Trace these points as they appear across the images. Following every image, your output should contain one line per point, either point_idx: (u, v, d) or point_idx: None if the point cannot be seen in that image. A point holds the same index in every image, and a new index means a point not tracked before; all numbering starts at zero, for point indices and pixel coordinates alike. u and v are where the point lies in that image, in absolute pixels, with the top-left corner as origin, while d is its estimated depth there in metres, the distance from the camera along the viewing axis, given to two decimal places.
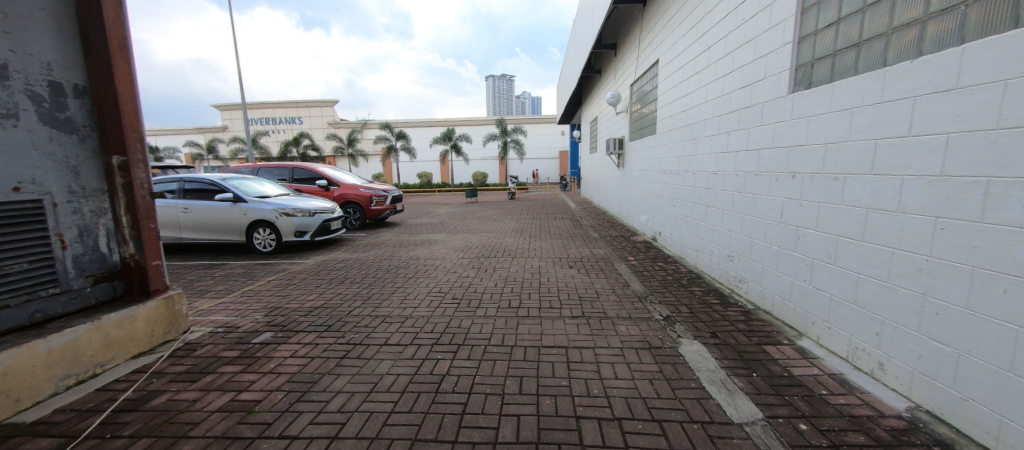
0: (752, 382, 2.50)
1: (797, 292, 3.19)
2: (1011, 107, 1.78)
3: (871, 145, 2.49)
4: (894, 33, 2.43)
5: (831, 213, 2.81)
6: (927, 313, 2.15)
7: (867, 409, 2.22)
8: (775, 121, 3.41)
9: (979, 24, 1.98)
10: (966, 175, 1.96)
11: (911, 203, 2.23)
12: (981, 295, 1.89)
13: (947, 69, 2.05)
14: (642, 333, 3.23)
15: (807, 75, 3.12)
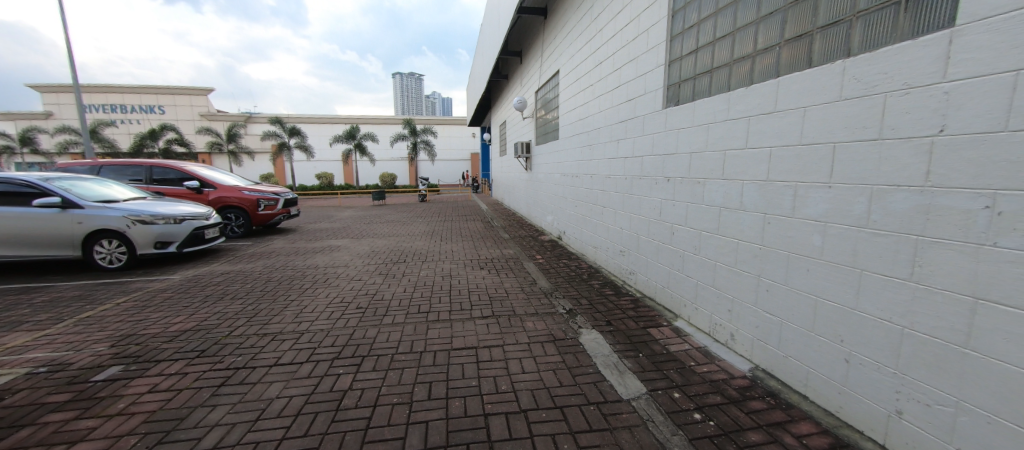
0: (638, 362, 2.84)
1: (672, 280, 3.70)
2: (807, 129, 2.33)
3: (721, 155, 3.03)
4: (734, 64, 2.99)
5: (696, 212, 3.33)
6: (761, 290, 2.68)
7: (722, 373, 2.68)
8: (653, 132, 3.92)
9: (788, 63, 2.55)
10: (782, 180, 2.50)
11: (748, 203, 2.76)
12: (793, 274, 2.43)
13: (769, 97, 2.59)
14: (547, 327, 3.43)
15: (675, 93, 3.65)
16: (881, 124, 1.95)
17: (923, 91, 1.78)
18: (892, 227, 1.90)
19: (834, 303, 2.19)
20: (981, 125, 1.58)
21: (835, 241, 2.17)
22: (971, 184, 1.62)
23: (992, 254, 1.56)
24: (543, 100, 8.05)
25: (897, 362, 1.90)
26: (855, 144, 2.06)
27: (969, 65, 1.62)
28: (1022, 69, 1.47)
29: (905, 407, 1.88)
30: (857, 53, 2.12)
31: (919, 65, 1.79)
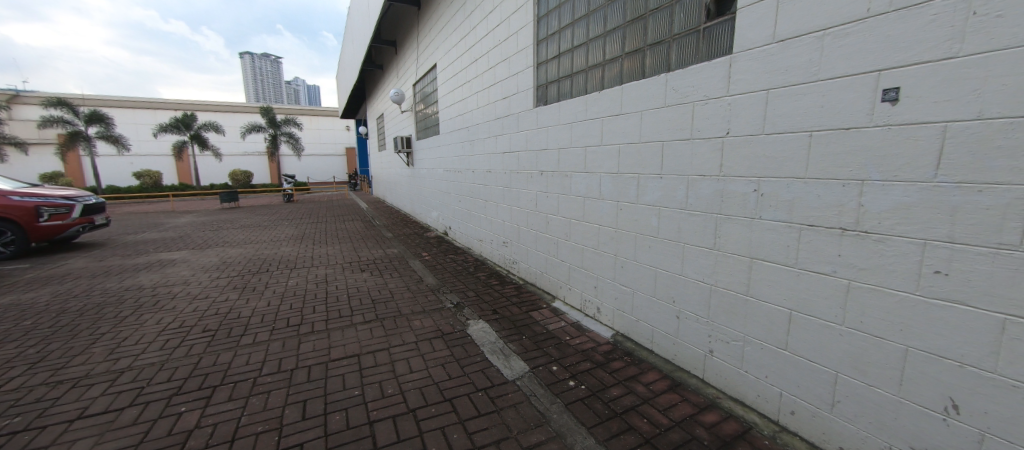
0: (522, 344, 3.04)
1: (549, 265, 4.05)
2: (644, 129, 2.80)
3: (583, 151, 3.42)
4: (589, 70, 3.39)
5: (565, 202, 3.69)
6: (618, 267, 3.13)
7: (591, 343, 3.06)
8: (526, 129, 4.20)
9: (628, 73, 3.01)
10: (628, 172, 2.96)
11: (605, 192, 3.20)
12: (640, 251, 2.91)
13: (616, 100, 3.03)
14: (435, 323, 3.42)
15: (543, 94, 3.97)
16: (692, 127, 2.46)
17: (716, 101, 2.31)
18: (702, 207, 2.43)
19: (667, 271, 2.70)
20: (750, 128, 2.14)
21: (666, 221, 2.67)
22: (746, 173, 2.17)
23: (759, 223, 2.13)
24: (422, 93, 7.85)
25: (708, 312, 2.44)
26: (676, 142, 2.56)
27: (742, 83, 2.16)
28: (770, 89, 2.03)
29: (714, 346, 2.43)
30: (674, 68, 2.64)
31: (713, 81, 2.31)
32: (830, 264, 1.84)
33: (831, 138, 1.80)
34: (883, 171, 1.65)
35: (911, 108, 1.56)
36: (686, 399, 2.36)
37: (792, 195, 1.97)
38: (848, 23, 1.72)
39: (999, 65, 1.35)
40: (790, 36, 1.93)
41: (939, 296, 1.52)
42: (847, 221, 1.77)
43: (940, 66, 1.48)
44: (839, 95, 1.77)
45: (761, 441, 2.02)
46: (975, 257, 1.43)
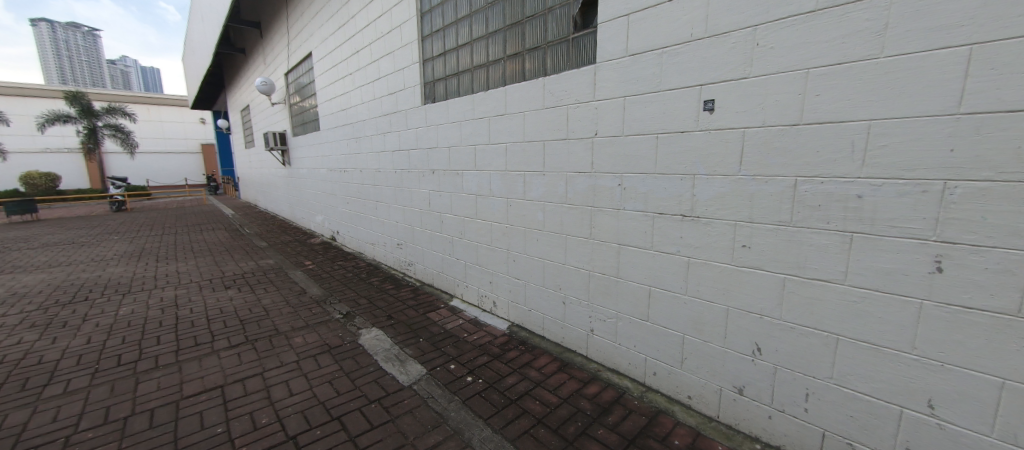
0: (419, 346, 2.97)
1: (445, 264, 4.03)
2: (527, 129, 2.96)
3: (472, 149, 3.47)
4: (475, 70, 3.46)
5: (458, 200, 3.71)
6: (510, 261, 3.27)
7: (488, 337, 3.14)
8: (415, 126, 4.08)
9: (510, 75, 3.16)
10: (515, 170, 3.10)
11: (495, 189, 3.31)
12: (529, 244, 3.08)
13: (500, 101, 3.14)
14: (321, 337, 3.12)
15: (431, 91, 3.92)
16: (567, 128, 2.69)
17: (585, 105, 2.56)
18: (578, 201, 2.68)
19: (553, 261, 2.92)
20: (613, 130, 2.42)
21: (550, 215, 2.89)
22: (611, 169, 2.47)
23: (623, 214, 2.44)
24: (296, 84, 7.03)
25: (588, 295, 2.71)
26: (555, 142, 2.78)
27: (605, 90, 2.44)
28: (626, 96, 2.33)
29: (594, 326, 2.71)
30: (550, 73, 2.85)
31: (582, 87, 2.56)
32: (676, 244, 2.21)
33: (671, 140, 2.16)
34: (707, 167, 2.03)
35: (722, 116, 1.95)
36: (572, 376, 2.59)
37: (646, 188, 2.30)
38: (678, 44, 2.07)
39: (773, 85, 1.78)
40: (639, 51, 2.25)
41: (746, 264, 1.95)
42: (685, 208, 2.14)
43: (739, 83, 1.88)
44: (675, 104, 2.12)
45: (632, 402, 2.32)
46: (766, 232, 1.86)
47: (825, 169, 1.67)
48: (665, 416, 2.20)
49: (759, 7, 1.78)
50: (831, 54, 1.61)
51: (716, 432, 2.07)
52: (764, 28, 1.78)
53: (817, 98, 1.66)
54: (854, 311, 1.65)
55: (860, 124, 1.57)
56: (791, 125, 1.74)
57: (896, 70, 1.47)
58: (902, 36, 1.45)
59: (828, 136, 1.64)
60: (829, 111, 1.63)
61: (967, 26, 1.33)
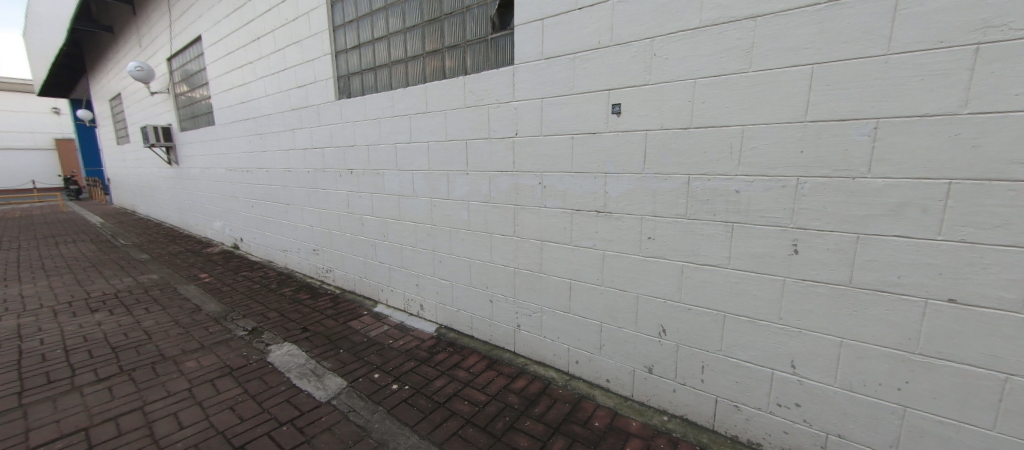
0: (338, 358, 2.78)
1: (367, 269, 3.82)
2: (449, 127, 2.92)
3: (393, 148, 3.33)
4: (393, 66, 3.33)
5: (379, 201, 3.54)
6: (436, 262, 3.21)
7: (415, 341, 3.06)
8: (329, 123, 3.80)
9: (430, 73, 3.10)
10: (438, 169, 3.05)
11: (418, 189, 3.22)
12: (455, 244, 3.06)
13: (420, 98, 3.05)
14: (220, 359, 2.77)
15: (346, 85, 3.69)
16: (488, 127, 2.71)
17: (505, 106, 2.60)
18: (502, 200, 2.72)
19: (479, 260, 2.93)
20: (531, 130, 2.50)
21: (475, 214, 2.89)
22: (531, 168, 2.54)
23: (544, 211, 2.53)
24: (182, 71, 6.12)
25: (513, 292, 2.77)
26: (477, 141, 2.78)
27: (523, 91, 2.50)
28: (543, 98, 2.42)
29: (520, 321, 2.77)
30: (470, 72, 2.85)
31: (501, 87, 2.60)
32: (591, 239, 2.35)
33: (584, 140, 2.29)
34: (616, 166, 2.19)
35: (628, 119, 2.12)
36: (500, 373, 2.62)
37: (563, 186, 2.41)
38: (588, 50, 2.20)
39: (668, 92, 1.97)
40: (553, 55, 2.34)
41: (651, 254, 2.14)
42: (598, 205, 2.29)
43: (640, 90, 2.05)
44: (587, 106, 2.25)
45: (557, 391, 2.42)
46: (666, 224, 2.07)
47: (711, 167, 1.90)
48: (587, 401, 2.33)
49: (655, 21, 1.97)
50: (713, 67, 1.83)
51: (630, 410, 2.25)
52: (659, 41, 1.96)
53: (703, 105, 1.88)
54: (736, 290, 1.91)
55: (736, 129, 1.81)
56: (683, 129, 1.95)
57: (761, 83, 1.73)
58: (764, 54, 1.71)
59: (713, 138, 1.87)
60: (712, 116, 1.86)
61: (809, 49, 1.61)
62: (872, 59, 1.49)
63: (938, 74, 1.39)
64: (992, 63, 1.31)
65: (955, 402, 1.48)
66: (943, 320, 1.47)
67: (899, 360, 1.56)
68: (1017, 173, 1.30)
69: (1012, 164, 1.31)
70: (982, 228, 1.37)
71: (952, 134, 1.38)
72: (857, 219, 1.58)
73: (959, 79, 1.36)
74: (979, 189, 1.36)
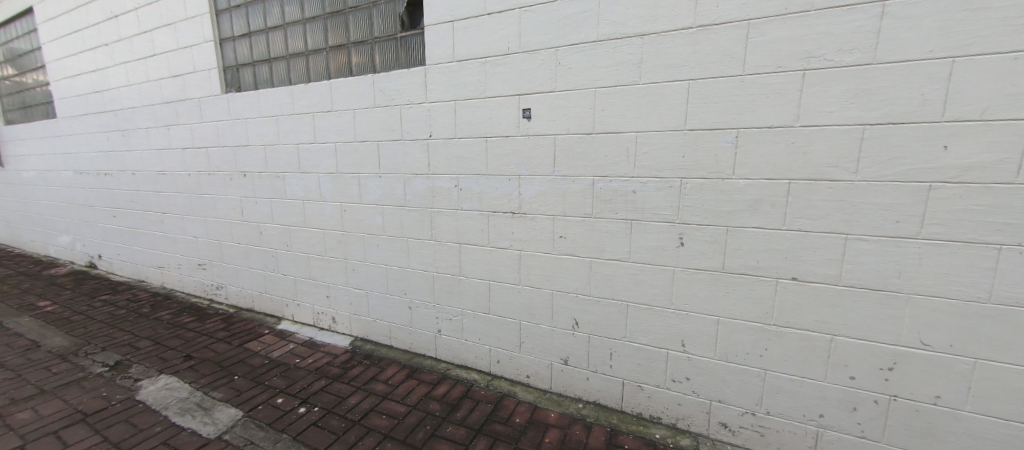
0: (232, 386, 2.46)
1: (268, 282, 3.44)
2: (357, 128, 2.76)
3: (294, 148, 3.05)
4: (291, 59, 3.09)
5: (280, 207, 3.22)
6: (348, 270, 3.02)
7: (326, 358, 2.83)
8: (214, 119, 3.35)
9: (336, 69, 2.90)
10: (347, 171, 2.86)
11: (325, 194, 2.99)
12: (368, 250, 2.90)
13: (325, 95, 2.84)
14: (69, 404, 2.27)
15: (234, 78, 3.33)
16: (400, 128, 2.61)
17: (417, 107, 2.54)
18: (417, 203, 2.65)
19: (396, 267, 2.82)
20: (446, 132, 2.47)
21: (389, 218, 2.77)
22: (447, 171, 2.52)
23: (461, 213, 2.52)
24: (6, 50, 4.90)
25: (432, 297, 2.72)
26: (389, 142, 2.67)
27: (436, 92, 2.46)
28: (455, 100, 2.41)
29: (441, 326, 2.73)
30: (380, 71, 2.73)
31: (412, 88, 2.53)
32: (508, 239, 2.40)
33: (498, 143, 2.33)
34: (528, 168, 2.27)
35: (538, 124, 2.21)
36: (420, 381, 2.55)
37: (479, 188, 2.43)
38: (498, 55, 2.25)
39: (573, 99, 2.10)
40: (464, 57, 2.34)
41: (563, 251, 2.26)
42: (513, 206, 2.35)
43: (548, 96, 2.16)
44: (499, 110, 2.30)
45: (479, 393, 2.42)
46: (575, 223, 2.20)
47: (612, 170, 2.07)
48: (508, 399, 2.38)
49: (559, 32, 2.08)
50: (610, 78, 2.00)
51: (549, 402, 2.34)
52: (563, 51, 2.08)
53: (603, 112, 2.04)
54: (636, 281, 2.10)
55: (631, 135, 1.99)
56: (587, 134, 2.09)
57: (649, 94, 1.93)
58: (651, 69, 1.91)
59: (612, 143, 2.04)
60: (611, 123, 2.03)
61: (686, 66, 1.84)
62: (732, 78, 1.76)
63: (779, 93, 1.69)
64: (813, 86, 1.63)
65: (800, 361, 1.81)
66: (790, 295, 1.79)
67: (760, 331, 1.87)
68: (833, 174, 1.64)
69: (829, 167, 1.64)
70: (812, 218, 1.70)
71: (790, 143, 1.69)
72: (727, 214, 1.85)
73: (792, 98, 1.67)
74: (809, 187, 1.68)
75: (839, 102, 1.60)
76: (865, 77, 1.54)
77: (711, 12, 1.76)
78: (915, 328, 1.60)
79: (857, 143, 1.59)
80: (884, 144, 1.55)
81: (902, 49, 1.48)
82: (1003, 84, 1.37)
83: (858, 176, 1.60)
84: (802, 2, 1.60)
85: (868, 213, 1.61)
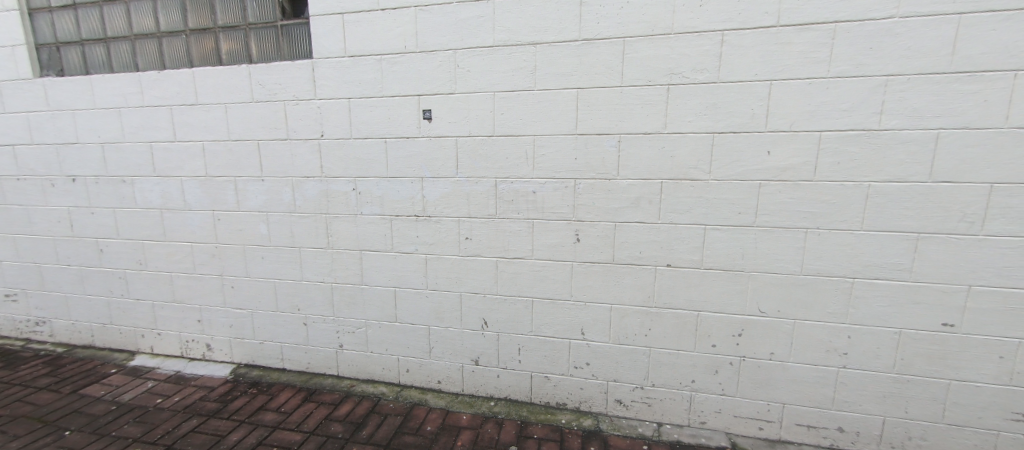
0: (62, 445, 1.97)
1: (115, 310, 2.84)
2: (231, 125, 2.42)
3: (146, 147, 2.55)
4: (137, 40, 2.60)
5: (128, 218, 2.67)
6: (226, 288, 2.64)
7: (199, 392, 2.43)
8: (23, 110, 2.65)
9: (200, 56, 2.51)
10: (220, 175, 2.49)
11: (193, 201, 2.56)
12: (251, 264, 2.57)
13: (186, 86, 2.43)
14: None
15: (55, 59, 2.71)
16: (286, 126, 2.36)
17: (305, 103, 2.32)
18: (309, 209, 2.42)
19: (286, 280, 2.54)
20: (339, 132, 2.30)
21: (277, 227, 2.49)
22: (342, 173, 2.34)
23: (361, 218, 2.37)
24: None
25: (332, 309, 2.51)
26: (271, 142, 2.39)
27: (326, 89, 2.28)
28: (349, 98, 2.26)
29: (342, 340, 2.54)
30: (257, 61, 2.43)
31: (298, 82, 2.30)
32: (413, 243, 2.33)
33: (397, 145, 2.24)
34: (431, 171, 2.24)
35: (439, 125, 2.18)
36: (320, 403, 2.33)
37: (380, 191, 2.31)
38: (394, 53, 2.17)
39: (472, 102, 2.12)
40: (357, 53, 2.21)
41: (469, 253, 2.27)
42: (417, 209, 2.29)
43: (448, 97, 2.15)
44: (397, 110, 2.21)
45: (387, 406, 2.31)
46: (480, 224, 2.23)
47: (512, 171, 2.14)
48: (419, 408, 2.31)
49: (455, 34, 2.08)
50: (507, 83, 2.07)
51: (460, 405, 2.33)
52: (462, 53, 2.09)
53: (502, 116, 2.10)
54: (539, 277, 2.21)
55: (529, 138, 2.09)
56: (488, 136, 2.13)
57: (544, 99, 2.04)
58: (544, 76, 2.02)
59: (511, 146, 2.11)
60: (511, 126, 2.10)
61: (574, 75, 1.99)
62: (613, 89, 1.95)
63: (650, 104, 1.92)
64: (676, 99, 1.89)
65: (676, 336, 2.09)
66: (665, 279, 2.05)
67: (644, 314, 2.11)
68: (694, 174, 1.93)
69: (691, 169, 1.93)
70: (680, 213, 1.98)
71: (661, 147, 1.94)
72: (614, 211, 2.05)
73: (661, 109, 1.91)
74: (677, 186, 1.95)
75: (695, 113, 1.88)
76: (713, 93, 1.84)
77: (593, 27, 1.93)
78: (755, 299, 1.97)
79: (709, 148, 1.89)
80: (728, 149, 1.87)
81: (737, 72, 1.81)
82: (803, 103, 1.76)
83: (711, 176, 1.91)
84: (664, 26, 1.85)
85: (720, 207, 1.93)
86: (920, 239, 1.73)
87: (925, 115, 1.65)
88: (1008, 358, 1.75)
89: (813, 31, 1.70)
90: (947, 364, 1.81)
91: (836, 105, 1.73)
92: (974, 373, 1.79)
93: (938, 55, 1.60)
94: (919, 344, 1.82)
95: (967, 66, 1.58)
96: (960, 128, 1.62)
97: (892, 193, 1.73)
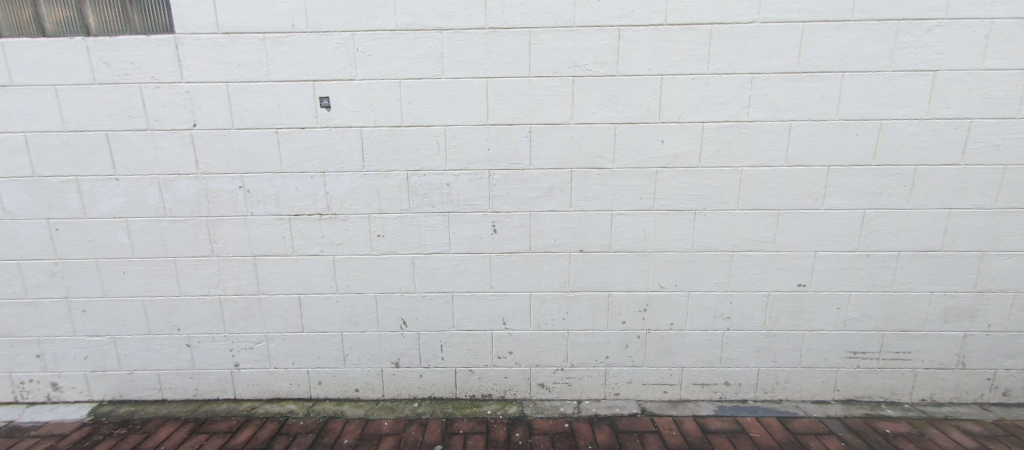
0: None
1: None
2: (64, 112, 1.95)
3: None
4: None
5: None
6: (76, 313, 2.18)
7: (45, 441, 1.99)
8: None
9: (11, 24, 1.96)
10: (55, 175, 2.01)
11: (16, 208, 2.03)
12: (110, 281, 2.14)
13: None
14: None
15: None
16: (145, 115, 1.97)
17: (169, 87, 1.95)
18: (184, 212, 2.07)
19: (160, 297, 2.17)
20: (217, 122, 1.99)
21: (143, 236, 2.09)
22: (224, 169, 2.04)
23: (252, 220, 2.09)
24: None
25: (223, 325, 2.21)
26: (126, 133, 1.99)
27: (196, 70, 1.94)
28: (227, 82, 1.96)
29: (239, 358, 2.26)
30: (96, 34, 1.96)
31: (158, 62, 1.93)
32: (318, 244, 2.13)
33: (292, 135, 2.01)
34: (334, 164, 2.04)
35: (339, 114, 2.00)
36: (213, 432, 2.05)
37: (275, 189, 2.06)
38: (280, 33, 1.92)
39: (377, 89, 1.98)
40: (234, 30, 1.91)
41: (381, 251, 2.14)
42: (320, 207, 2.08)
43: (348, 84, 1.97)
44: (290, 97, 1.98)
45: (296, 425, 2.10)
46: (393, 220, 2.11)
47: (424, 164, 2.05)
48: (334, 421, 2.14)
49: (352, 15, 1.91)
50: (413, 70, 1.95)
51: (381, 411, 2.22)
52: (361, 36, 1.92)
53: (410, 105, 1.99)
54: (458, 271, 2.17)
55: (441, 128, 2.01)
56: (396, 126, 2.01)
57: (453, 88, 1.97)
58: (452, 65, 1.95)
59: (422, 136, 2.02)
60: (420, 115, 2.00)
61: (482, 64, 1.95)
62: (521, 79, 1.96)
63: (558, 95, 1.97)
64: (581, 90, 1.96)
65: (590, 317, 2.21)
66: (579, 264, 2.15)
67: (561, 299, 2.19)
68: (600, 163, 2.02)
69: (597, 158, 2.02)
70: (589, 200, 2.07)
71: (569, 137, 2.00)
72: (529, 201, 2.08)
73: (567, 100, 1.97)
74: (586, 174, 2.04)
75: (598, 105, 1.97)
76: (613, 85, 1.94)
77: (500, 16, 1.90)
78: (656, 276, 2.15)
79: (613, 138, 2.00)
80: (628, 139, 2.00)
81: (633, 66, 1.92)
82: (689, 96, 1.94)
83: (616, 164, 2.02)
84: (568, 18, 1.89)
85: (624, 192, 2.06)
86: (781, 215, 2.03)
87: (782, 109, 1.92)
88: (843, 308, 2.15)
89: (694, 31, 1.87)
90: (803, 318, 2.17)
91: (715, 100, 1.93)
92: (821, 323, 2.18)
93: (790, 58, 1.87)
94: (783, 303, 2.16)
95: (811, 67, 1.87)
96: (807, 120, 1.92)
97: (760, 176, 2.00)
